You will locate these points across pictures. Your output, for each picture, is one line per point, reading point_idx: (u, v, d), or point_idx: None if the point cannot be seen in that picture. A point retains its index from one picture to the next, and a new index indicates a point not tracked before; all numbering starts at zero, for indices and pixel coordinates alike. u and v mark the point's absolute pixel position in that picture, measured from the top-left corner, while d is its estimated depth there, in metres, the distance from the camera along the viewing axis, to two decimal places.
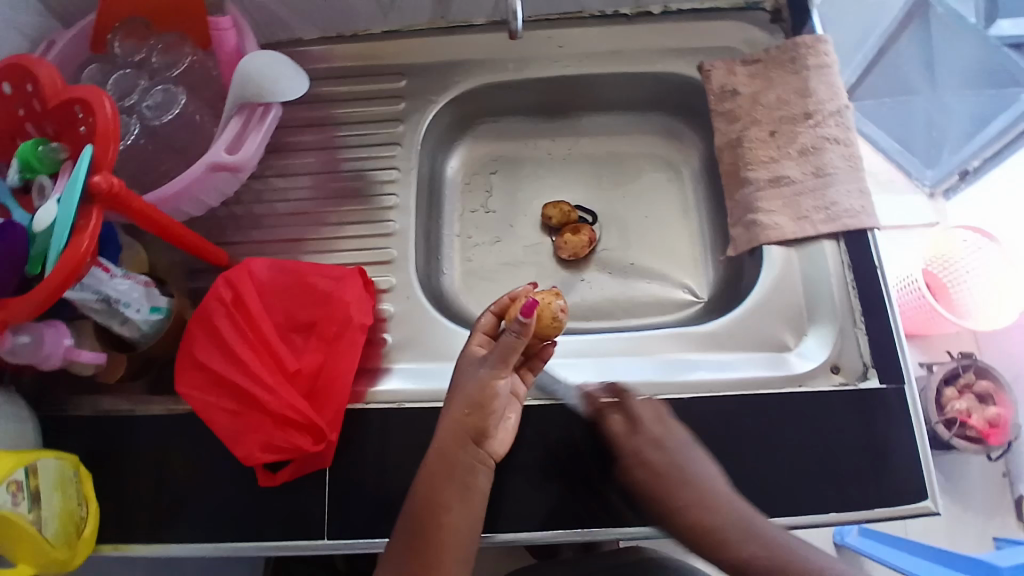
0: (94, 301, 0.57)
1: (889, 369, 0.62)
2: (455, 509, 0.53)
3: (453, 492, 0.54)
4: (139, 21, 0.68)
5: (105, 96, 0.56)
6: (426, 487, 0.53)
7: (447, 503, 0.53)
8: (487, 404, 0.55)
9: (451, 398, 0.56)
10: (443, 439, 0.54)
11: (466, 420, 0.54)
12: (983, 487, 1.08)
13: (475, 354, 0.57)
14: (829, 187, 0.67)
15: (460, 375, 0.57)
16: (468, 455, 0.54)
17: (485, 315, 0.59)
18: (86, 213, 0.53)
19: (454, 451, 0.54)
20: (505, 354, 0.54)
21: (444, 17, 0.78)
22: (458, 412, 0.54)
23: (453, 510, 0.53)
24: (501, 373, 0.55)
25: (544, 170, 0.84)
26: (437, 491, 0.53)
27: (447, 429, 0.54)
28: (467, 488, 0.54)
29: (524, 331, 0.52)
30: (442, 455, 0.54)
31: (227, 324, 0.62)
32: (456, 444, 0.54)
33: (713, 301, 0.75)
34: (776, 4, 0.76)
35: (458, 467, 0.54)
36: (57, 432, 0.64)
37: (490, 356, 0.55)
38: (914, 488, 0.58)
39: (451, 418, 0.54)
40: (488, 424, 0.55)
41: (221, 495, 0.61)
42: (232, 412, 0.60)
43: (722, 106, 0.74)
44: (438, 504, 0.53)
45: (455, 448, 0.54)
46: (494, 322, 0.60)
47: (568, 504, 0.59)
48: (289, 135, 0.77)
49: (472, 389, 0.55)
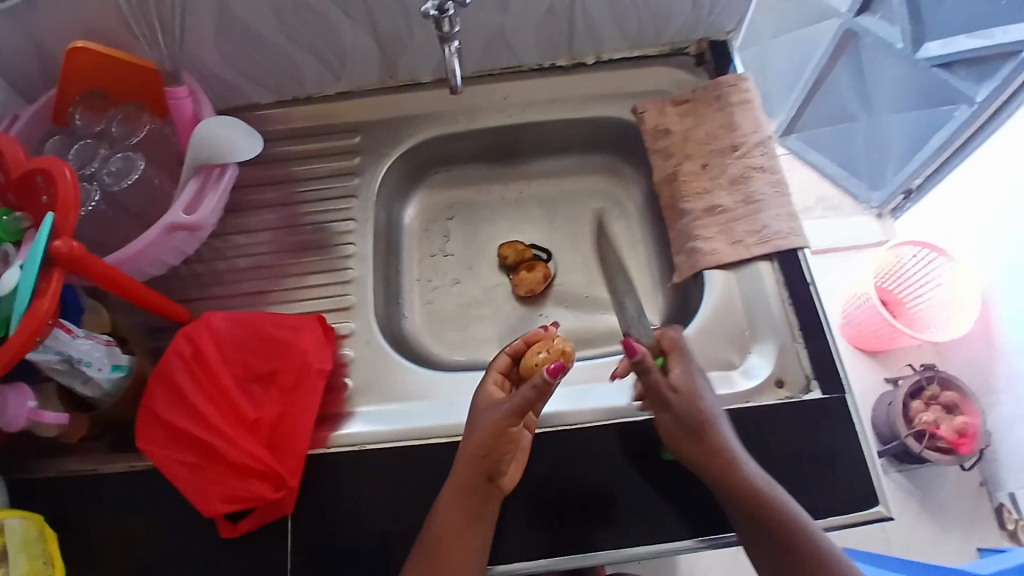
0: (56, 361, 0.59)
1: (830, 380, 0.65)
2: (470, 536, 0.57)
3: (468, 517, 0.57)
4: (97, 95, 0.72)
5: (65, 165, 0.58)
6: (446, 512, 0.57)
7: (462, 529, 0.57)
8: (500, 445, 0.58)
9: (467, 437, 0.59)
10: (460, 473, 0.58)
11: (481, 459, 0.58)
12: (960, 497, 1.09)
13: (490, 396, 0.61)
14: (760, 212, 0.72)
15: (476, 415, 0.60)
16: (484, 486, 0.58)
17: (501, 356, 0.64)
18: (47, 277, 0.55)
19: (471, 484, 0.58)
20: (524, 405, 0.58)
21: (393, 78, 0.83)
22: (475, 450, 0.58)
23: (469, 536, 0.57)
24: (514, 420, 0.58)
25: (497, 213, 0.89)
26: (457, 513, 0.57)
27: (464, 463, 0.58)
28: (479, 519, 0.58)
29: (545, 386, 0.56)
30: (459, 486, 0.58)
31: (186, 379, 0.63)
32: (474, 477, 0.58)
33: (665, 327, 0.78)
34: (699, 49, 0.82)
35: (474, 497, 0.58)
36: (21, 498, 0.64)
37: (508, 405, 0.58)
38: (863, 494, 0.60)
39: (467, 455, 0.58)
40: (502, 462, 0.59)
41: (186, 549, 0.62)
42: (193, 466, 0.60)
43: (658, 144, 0.78)
44: (455, 528, 0.57)
45: (472, 482, 0.58)
46: (508, 363, 0.64)
47: (557, 528, 0.61)
48: (248, 194, 0.80)
49: (487, 431, 0.58)
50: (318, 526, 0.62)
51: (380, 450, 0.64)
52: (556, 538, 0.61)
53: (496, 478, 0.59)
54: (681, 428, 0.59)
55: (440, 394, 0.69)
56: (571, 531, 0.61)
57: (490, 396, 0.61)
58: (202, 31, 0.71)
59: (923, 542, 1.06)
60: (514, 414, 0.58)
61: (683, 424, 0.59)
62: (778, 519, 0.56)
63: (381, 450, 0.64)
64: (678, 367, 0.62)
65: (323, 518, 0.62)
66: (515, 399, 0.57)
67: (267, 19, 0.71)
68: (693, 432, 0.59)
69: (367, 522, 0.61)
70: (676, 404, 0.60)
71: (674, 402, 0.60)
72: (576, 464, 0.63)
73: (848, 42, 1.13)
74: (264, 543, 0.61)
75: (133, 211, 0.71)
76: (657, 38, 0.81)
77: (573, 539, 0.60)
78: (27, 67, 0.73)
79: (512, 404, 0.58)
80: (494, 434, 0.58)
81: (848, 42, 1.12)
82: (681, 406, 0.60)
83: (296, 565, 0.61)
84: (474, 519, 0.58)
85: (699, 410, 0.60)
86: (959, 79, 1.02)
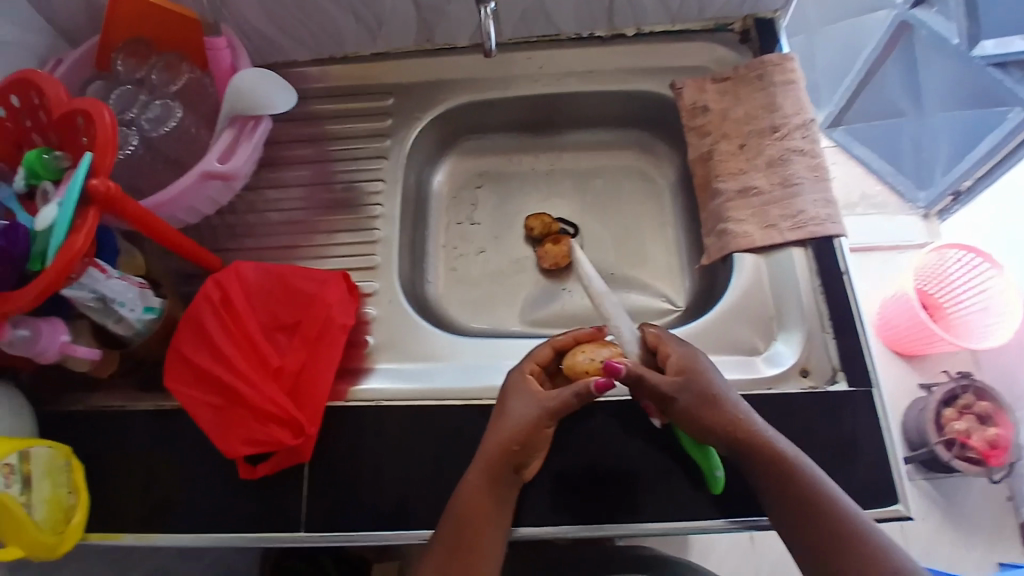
0: (90, 300, 0.61)
1: (857, 373, 0.63)
2: (493, 517, 0.57)
3: (494, 501, 0.57)
4: (140, 41, 0.73)
5: (105, 108, 0.60)
6: (469, 494, 0.57)
7: (487, 509, 0.57)
8: (533, 441, 0.58)
9: (499, 425, 0.59)
10: (486, 460, 0.58)
11: (513, 453, 0.58)
12: (985, 510, 1.05)
13: (528, 387, 0.61)
14: (796, 197, 0.70)
15: (511, 403, 0.60)
16: (509, 478, 0.58)
17: (543, 348, 0.64)
18: (84, 214, 0.57)
19: (498, 473, 0.57)
20: (564, 408, 0.59)
21: (430, 41, 0.82)
22: (508, 443, 0.58)
23: (493, 517, 0.57)
24: (551, 422, 0.59)
25: (527, 184, 0.88)
26: (480, 498, 0.57)
27: (492, 453, 0.58)
28: (501, 503, 0.58)
29: (584, 392, 0.58)
30: (485, 472, 0.57)
31: (214, 323, 0.65)
32: (502, 468, 0.57)
33: (690, 308, 0.78)
34: (745, 26, 0.80)
35: (501, 486, 0.58)
36: (56, 426, 0.68)
37: (548, 405, 0.58)
38: (881, 490, 0.59)
39: (497, 444, 0.58)
40: (531, 455, 0.59)
41: (209, 487, 0.64)
42: (218, 407, 0.63)
43: (694, 122, 0.77)
44: (481, 510, 0.56)
45: (500, 472, 0.57)
46: (547, 355, 0.64)
47: (574, 496, 0.62)
48: (282, 150, 0.82)
49: (523, 426, 0.58)
50: (332, 476, 0.63)
51: (397, 406, 0.65)
52: (575, 505, 0.61)
53: (521, 470, 0.59)
54: (698, 404, 0.57)
55: (457, 357, 0.69)
56: (591, 499, 0.61)
57: (528, 387, 0.61)
58: None
59: (942, 551, 1.03)
60: (553, 415, 0.59)
61: (699, 399, 0.57)
62: (824, 511, 0.54)
63: (397, 406, 0.65)
64: (671, 350, 0.61)
65: (336, 470, 0.63)
66: (558, 401, 0.58)
67: None
68: (709, 405, 0.57)
69: (379, 476, 0.63)
70: (687, 382, 0.58)
71: (683, 382, 0.58)
72: (590, 437, 0.63)
73: (902, 34, 1.08)
74: (279, 487, 0.63)
75: (170, 158, 0.73)
76: (701, 13, 0.78)
77: (590, 511, 0.61)
78: (75, 11, 0.75)
79: (554, 405, 0.58)
80: (531, 431, 0.58)
81: (903, 34, 1.08)
82: (692, 385, 0.58)
83: (308, 512, 0.62)
84: (498, 507, 0.58)
85: (710, 384, 0.58)
86: (1013, 81, 1.00)
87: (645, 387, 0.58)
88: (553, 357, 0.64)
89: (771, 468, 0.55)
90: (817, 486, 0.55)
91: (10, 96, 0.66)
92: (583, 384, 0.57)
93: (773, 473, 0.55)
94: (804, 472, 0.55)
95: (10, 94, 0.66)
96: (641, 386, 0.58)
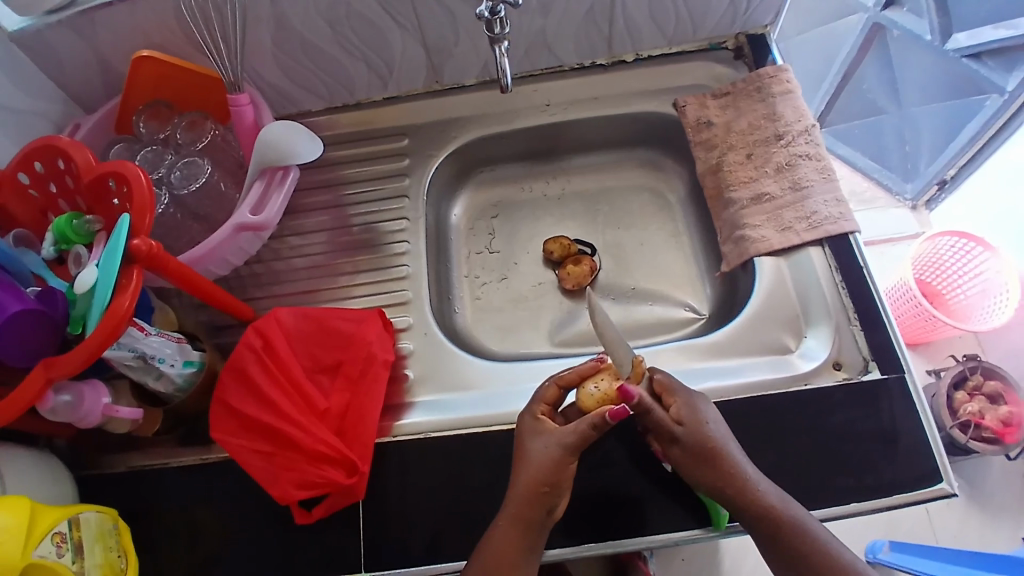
0: (131, 359, 0.61)
1: (888, 361, 0.65)
2: (522, 558, 0.57)
3: (526, 546, 0.58)
4: (162, 104, 0.76)
5: (137, 168, 0.60)
6: (501, 537, 0.57)
7: (515, 558, 0.57)
8: (558, 480, 0.59)
9: (521, 465, 0.60)
10: (516, 500, 0.58)
11: (543, 495, 0.58)
12: (1008, 490, 1.06)
13: (537, 423, 0.62)
14: (807, 199, 0.73)
15: (529, 444, 0.61)
16: (542, 520, 0.59)
17: (549, 386, 0.63)
18: (127, 274, 0.57)
19: (532, 517, 0.58)
20: (584, 442, 0.60)
21: (439, 81, 0.85)
22: (539, 486, 0.59)
23: (522, 562, 0.57)
24: (572, 458, 0.60)
25: (540, 209, 0.91)
26: (511, 535, 0.57)
27: (523, 496, 0.58)
28: (532, 546, 0.58)
29: (601, 423, 0.59)
30: (518, 517, 0.58)
31: (257, 370, 0.66)
32: (535, 512, 0.58)
33: (714, 315, 0.80)
34: (737, 43, 0.84)
35: (532, 527, 0.58)
36: (98, 489, 0.67)
37: (569, 444, 0.59)
38: (927, 475, 0.60)
39: (523, 485, 0.59)
40: (560, 495, 0.60)
41: (260, 536, 0.64)
42: (267, 453, 0.63)
43: (700, 137, 0.81)
44: (510, 549, 0.57)
45: (532, 512, 0.58)
46: (556, 392, 0.64)
47: (585, 513, 0.63)
48: (302, 198, 0.84)
49: (546, 465, 0.59)
50: (385, 513, 0.63)
51: (445, 436, 0.66)
52: (586, 522, 0.62)
53: (551, 511, 0.59)
54: (696, 456, 0.58)
55: (498, 384, 0.70)
56: (598, 518, 0.62)
57: (544, 428, 0.61)
58: (260, 41, 0.75)
59: (971, 535, 1.04)
60: (574, 451, 0.60)
61: (695, 452, 0.58)
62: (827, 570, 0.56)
63: (446, 437, 0.66)
64: (674, 400, 0.60)
65: (388, 507, 0.64)
66: (577, 436, 0.59)
67: (322, 29, 0.74)
68: (707, 459, 0.58)
69: (430, 509, 0.63)
70: (684, 437, 0.58)
71: (681, 434, 0.58)
72: (620, 453, 0.64)
73: (877, 34, 1.11)
74: (332, 529, 0.64)
75: (199, 213, 0.74)
76: (696, 34, 0.82)
77: (631, 523, 0.62)
78: (91, 79, 0.77)
79: (573, 441, 0.59)
80: (556, 468, 0.59)
81: (877, 35, 1.11)
82: (688, 436, 0.58)
83: (366, 552, 0.63)
84: (529, 549, 0.58)
85: (707, 436, 0.58)
86: (989, 69, 1.02)
87: (652, 421, 0.59)
88: (562, 393, 0.64)
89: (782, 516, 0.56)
90: (811, 535, 0.56)
91: (35, 163, 0.67)
92: (598, 415, 0.58)
93: (776, 508, 0.57)
94: (799, 535, 0.56)
95: (34, 161, 0.66)
96: (647, 419, 0.59)
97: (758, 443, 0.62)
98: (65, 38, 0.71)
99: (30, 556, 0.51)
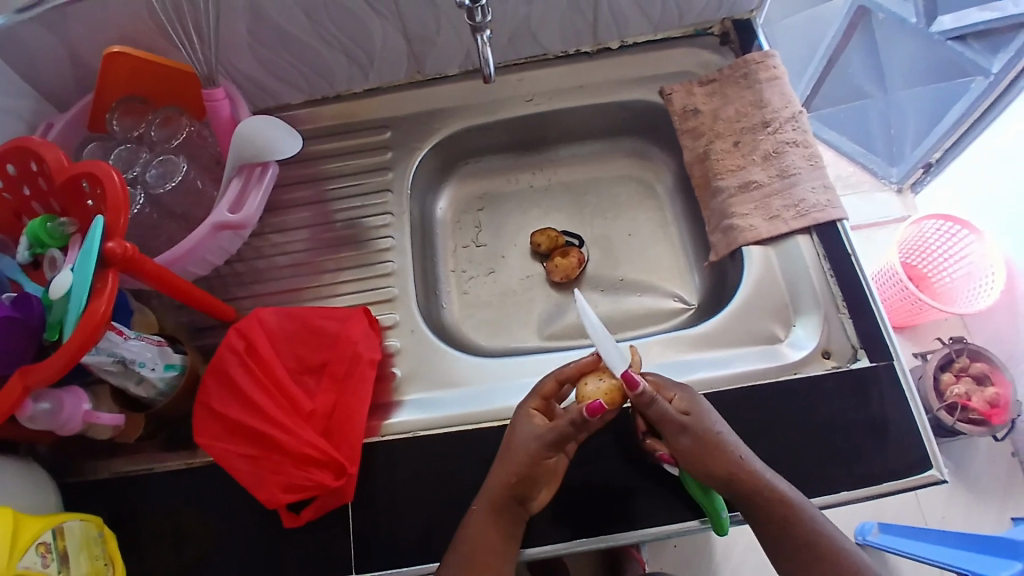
0: (110, 363, 0.59)
1: (877, 349, 0.65)
2: (497, 549, 0.57)
3: (500, 536, 0.58)
4: (135, 100, 0.74)
5: (111, 167, 0.58)
6: (475, 529, 0.57)
7: (491, 544, 0.57)
8: (533, 474, 0.58)
9: (503, 456, 0.59)
10: (490, 487, 0.58)
11: (512, 486, 0.58)
12: (994, 470, 1.07)
13: (530, 413, 0.61)
14: (796, 186, 0.72)
15: (515, 434, 0.60)
16: (514, 511, 0.58)
17: (548, 380, 0.63)
18: (102, 277, 0.55)
19: (503, 506, 0.58)
20: (562, 439, 0.58)
21: (420, 72, 0.84)
22: (509, 477, 0.58)
23: (501, 554, 0.58)
24: (550, 453, 0.59)
25: (527, 201, 0.90)
26: (484, 534, 0.57)
27: (495, 485, 0.58)
28: (507, 536, 0.58)
29: (579, 419, 0.57)
30: (491, 506, 0.58)
31: (241, 372, 0.65)
32: (506, 501, 0.58)
33: (703, 305, 0.80)
34: (723, 29, 0.83)
35: (505, 517, 0.58)
36: (82, 497, 0.66)
37: (548, 439, 0.58)
38: (917, 462, 0.60)
39: (497, 474, 0.58)
40: (535, 488, 0.59)
41: (249, 540, 0.63)
42: (253, 458, 0.62)
43: (686, 125, 0.80)
44: (487, 542, 0.57)
45: (503, 502, 0.58)
46: (555, 386, 0.63)
47: (574, 505, 0.62)
48: (283, 194, 0.82)
49: (522, 456, 0.58)
50: (375, 514, 0.63)
51: (434, 435, 0.65)
52: (573, 515, 0.62)
53: (526, 503, 0.59)
54: (703, 448, 0.57)
55: (486, 380, 0.69)
56: (587, 510, 0.62)
57: (530, 420, 0.60)
58: (236, 33, 0.72)
59: (959, 515, 1.05)
60: (552, 446, 0.58)
61: (691, 449, 0.57)
62: (819, 561, 0.56)
63: (436, 435, 0.65)
64: (673, 392, 0.60)
65: (378, 508, 0.63)
66: (556, 431, 0.58)
67: (300, 19, 0.72)
68: (712, 452, 0.57)
69: (423, 508, 0.63)
70: (692, 424, 0.57)
71: (688, 422, 0.57)
72: (612, 447, 0.64)
73: (861, 19, 1.08)
74: (322, 532, 0.63)
75: (177, 212, 0.73)
76: (682, 20, 0.81)
77: (624, 517, 0.62)
78: (63, 76, 0.74)
79: (552, 437, 0.58)
80: (530, 462, 0.58)
81: (861, 19, 1.08)
82: (696, 424, 0.58)
83: (356, 553, 0.62)
84: (502, 538, 0.58)
85: (711, 427, 0.58)
86: (974, 52, 1.02)
87: (654, 413, 0.57)
88: (560, 388, 0.63)
89: (773, 509, 0.56)
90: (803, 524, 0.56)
91: (6, 165, 0.64)
92: (576, 411, 0.57)
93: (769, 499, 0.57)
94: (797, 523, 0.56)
95: (6, 163, 0.64)
96: (649, 411, 0.58)
97: (750, 434, 0.62)
98: (30, 33, 0.69)
99: (15, 568, 0.50)
